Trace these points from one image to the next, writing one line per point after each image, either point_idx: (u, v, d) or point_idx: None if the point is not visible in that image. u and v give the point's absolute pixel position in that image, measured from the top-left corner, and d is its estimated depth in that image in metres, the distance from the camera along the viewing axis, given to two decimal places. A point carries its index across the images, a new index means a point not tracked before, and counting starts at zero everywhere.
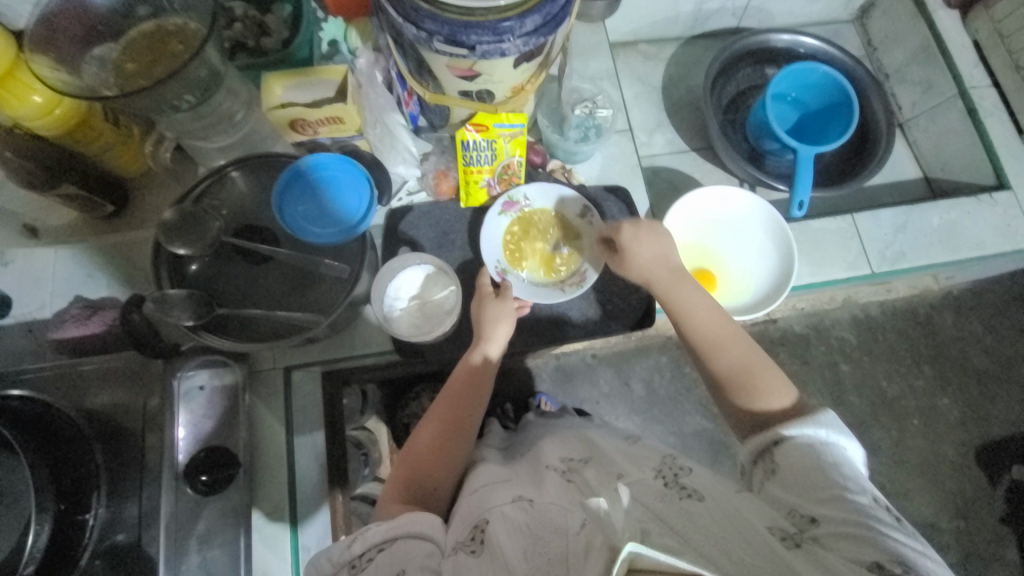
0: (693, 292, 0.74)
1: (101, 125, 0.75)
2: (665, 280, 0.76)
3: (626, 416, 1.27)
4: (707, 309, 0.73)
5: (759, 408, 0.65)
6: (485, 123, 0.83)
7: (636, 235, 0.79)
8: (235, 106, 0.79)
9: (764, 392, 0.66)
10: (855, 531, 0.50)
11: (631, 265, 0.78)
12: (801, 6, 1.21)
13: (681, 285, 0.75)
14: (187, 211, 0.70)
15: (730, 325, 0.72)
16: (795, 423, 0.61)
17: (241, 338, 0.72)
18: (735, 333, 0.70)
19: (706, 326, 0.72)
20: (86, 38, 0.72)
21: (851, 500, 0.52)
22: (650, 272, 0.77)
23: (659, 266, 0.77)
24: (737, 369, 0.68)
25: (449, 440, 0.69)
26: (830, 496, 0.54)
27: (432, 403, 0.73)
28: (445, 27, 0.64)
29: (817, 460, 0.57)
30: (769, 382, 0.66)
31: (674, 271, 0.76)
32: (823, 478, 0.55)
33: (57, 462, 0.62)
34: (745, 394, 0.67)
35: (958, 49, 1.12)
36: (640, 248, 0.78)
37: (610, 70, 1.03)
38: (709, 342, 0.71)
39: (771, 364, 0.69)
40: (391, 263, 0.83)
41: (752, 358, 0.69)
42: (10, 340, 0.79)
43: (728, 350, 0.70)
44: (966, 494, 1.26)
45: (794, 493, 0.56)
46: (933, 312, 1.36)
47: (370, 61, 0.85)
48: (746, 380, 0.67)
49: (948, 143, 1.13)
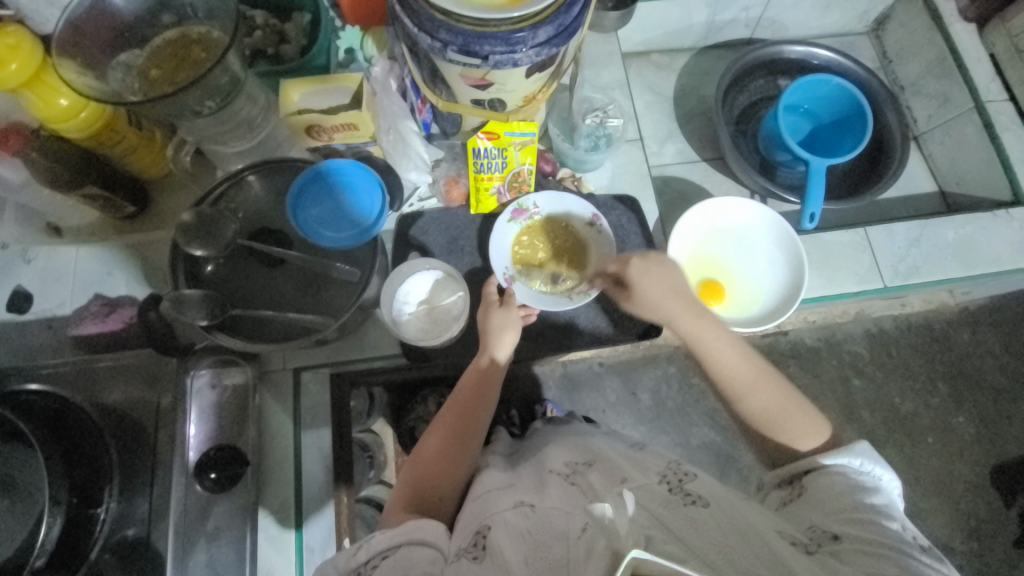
0: (714, 332, 0.70)
1: (124, 128, 0.78)
2: (685, 318, 0.71)
3: (632, 425, 1.26)
4: (732, 349, 0.69)
5: (793, 447, 0.63)
6: (496, 131, 0.83)
7: (646, 269, 0.73)
8: (254, 112, 0.81)
9: (797, 431, 0.63)
10: (878, 550, 0.49)
11: (643, 302, 0.74)
12: (814, 18, 1.21)
13: (701, 325, 0.70)
14: (204, 213, 0.72)
15: (757, 364, 0.68)
16: (830, 452, 0.61)
17: (253, 338, 0.73)
18: (760, 374, 0.67)
19: (732, 368, 0.68)
20: (112, 44, 0.75)
21: (880, 523, 0.52)
22: (664, 308, 0.72)
23: (677, 303, 0.72)
24: (766, 411, 0.65)
25: (455, 449, 0.70)
26: (858, 519, 0.53)
27: (437, 414, 0.73)
28: (459, 38, 0.65)
29: (848, 487, 0.57)
30: (800, 422, 0.64)
31: (693, 307, 0.71)
32: (853, 502, 0.55)
33: (71, 456, 0.64)
34: (777, 433, 0.64)
35: (975, 63, 1.11)
36: (650, 283, 0.73)
37: (621, 80, 1.04)
38: (735, 385, 0.67)
39: (802, 402, 0.66)
40: (400, 267, 0.85)
41: (783, 399, 0.66)
42: (30, 335, 0.81)
43: (757, 391, 0.67)
44: (981, 516, 1.23)
45: (817, 511, 0.56)
46: (949, 328, 1.33)
47: (385, 69, 0.86)
48: (776, 422, 0.65)
49: (963, 158, 1.12)
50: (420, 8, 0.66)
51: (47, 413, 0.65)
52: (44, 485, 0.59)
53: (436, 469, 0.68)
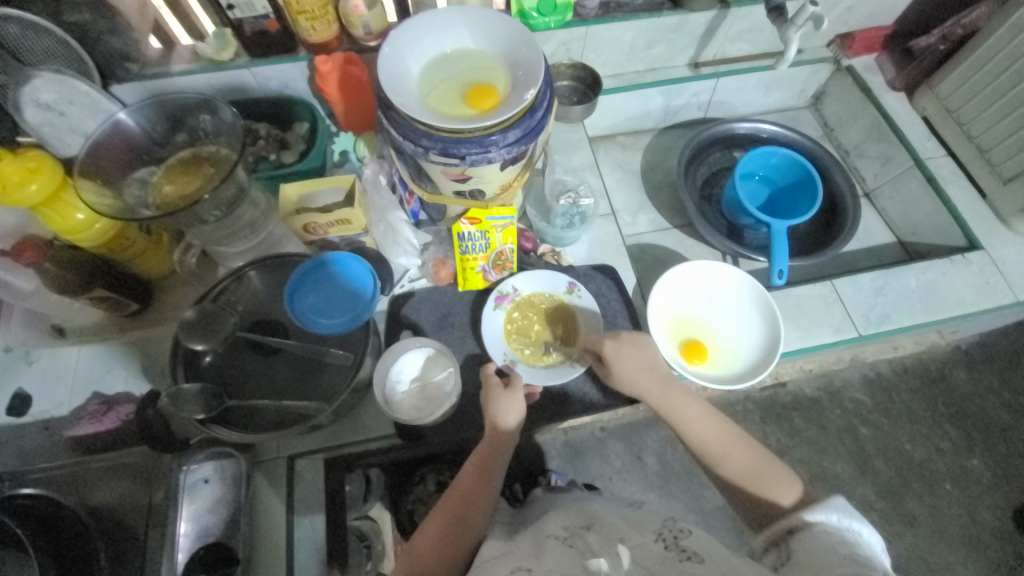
0: (685, 402, 0.75)
1: (134, 235, 0.85)
2: (655, 390, 0.77)
3: (641, 491, 1.23)
4: (701, 416, 0.74)
5: (771, 501, 0.65)
6: (478, 217, 0.90)
7: (617, 349, 0.80)
8: (257, 215, 0.89)
9: (772, 488, 0.66)
10: None
11: (617, 379, 0.80)
12: (757, 98, 1.36)
13: (672, 395, 0.76)
14: (207, 309, 0.76)
15: (727, 427, 0.74)
16: (809, 508, 0.60)
17: (248, 429, 0.74)
18: (729, 438, 0.72)
19: (705, 434, 0.73)
20: (129, 164, 0.84)
21: (861, 574, 0.50)
22: (636, 382, 0.78)
23: (647, 378, 0.77)
24: (741, 474, 0.69)
25: (456, 533, 0.68)
26: (839, 573, 0.51)
27: (436, 502, 0.72)
28: (438, 143, 0.74)
29: (830, 542, 0.55)
30: (774, 481, 0.67)
31: (661, 379, 0.77)
32: (833, 557, 0.53)
33: (63, 561, 0.66)
34: (756, 494, 0.67)
35: (908, 127, 1.24)
36: (621, 362, 0.79)
37: (591, 162, 1.15)
38: (710, 452, 0.72)
39: (772, 460, 0.70)
40: (393, 347, 0.88)
41: (754, 461, 0.70)
42: (27, 439, 0.82)
43: (730, 456, 0.71)
44: (1016, 565, 1.18)
45: (804, 572, 0.54)
46: (945, 368, 1.35)
47: (375, 168, 0.96)
48: (753, 483, 0.68)
49: (914, 209, 1.21)
50: (403, 120, 0.76)
51: (41, 519, 0.67)
52: None
53: (438, 551, 0.67)
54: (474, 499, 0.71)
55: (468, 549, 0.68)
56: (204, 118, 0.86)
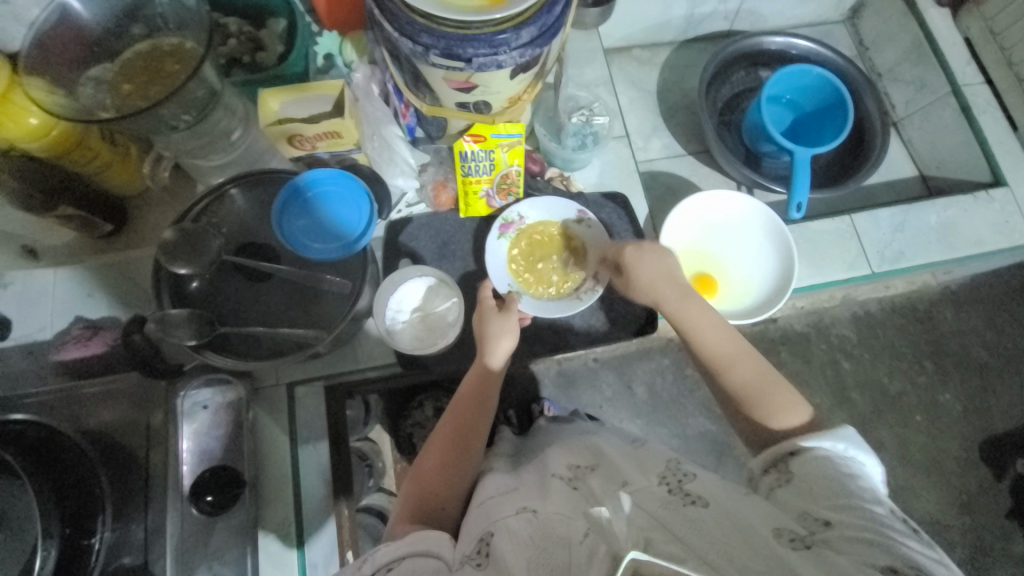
0: (701, 309, 0.73)
1: (96, 143, 0.75)
2: (671, 297, 0.74)
3: (630, 419, 1.27)
4: (715, 327, 0.72)
5: (773, 424, 0.65)
6: (484, 133, 0.81)
7: (639, 253, 0.78)
8: (232, 123, 0.78)
9: (775, 407, 0.66)
10: (868, 537, 0.50)
11: (633, 282, 0.78)
12: (792, 8, 1.21)
13: (688, 303, 0.74)
14: (188, 230, 0.70)
15: (738, 343, 0.71)
16: (813, 436, 0.61)
17: (243, 356, 0.71)
18: (743, 350, 0.70)
19: (718, 345, 0.71)
20: (80, 60, 0.72)
21: (865, 508, 0.52)
22: (653, 289, 0.76)
23: (667, 284, 0.75)
24: (749, 385, 0.68)
25: (455, 459, 0.69)
26: (844, 504, 0.53)
27: (438, 422, 0.72)
28: (441, 41, 0.64)
29: (834, 471, 0.57)
30: (779, 399, 0.66)
31: (678, 288, 0.75)
32: (838, 487, 0.55)
33: (62, 485, 0.62)
34: (757, 409, 0.67)
35: (950, 47, 1.13)
36: (641, 266, 0.77)
37: (605, 77, 1.04)
38: (720, 360, 0.70)
39: (780, 379, 0.69)
40: (392, 277, 0.84)
41: (762, 377, 0.68)
42: (9, 362, 0.79)
43: (738, 367, 0.69)
44: (971, 489, 1.26)
45: (805, 499, 0.56)
46: (932, 307, 1.36)
47: (366, 75, 0.86)
48: (756, 397, 0.67)
49: (942, 141, 1.14)
50: (400, 12, 0.65)
51: (34, 444, 0.63)
52: (36, 514, 0.58)
53: (437, 475, 0.67)
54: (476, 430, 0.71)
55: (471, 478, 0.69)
56: (162, 2, 0.73)
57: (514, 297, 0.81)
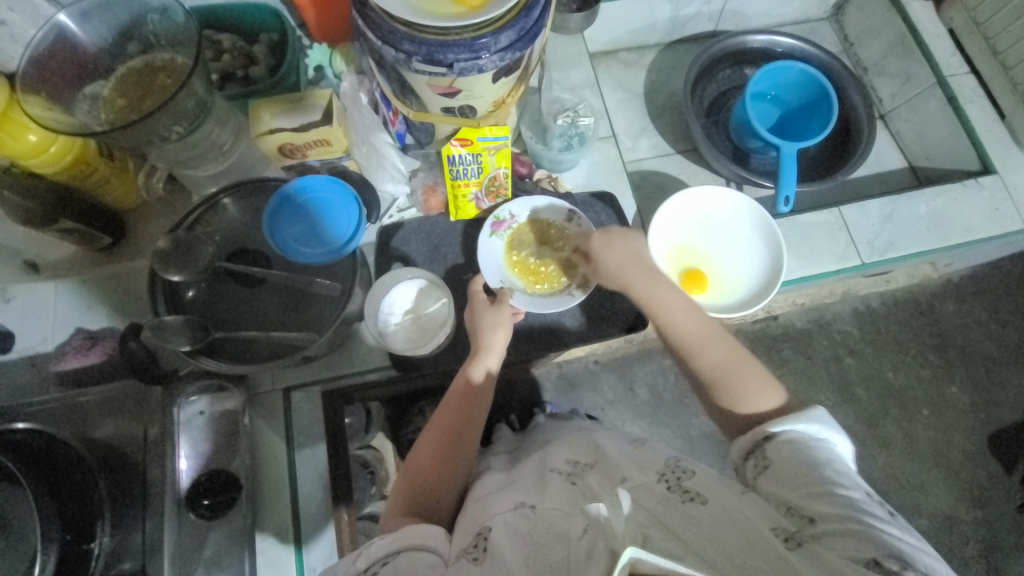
0: (671, 293, 0.75)
1: (96, 160, 0.78)
2: (641, 283, 0.76)
3: (632, 421, 1.27)
4: (684, 309, 0.73)
5: (739, 407, 0.65)
6: (470, 137, 0.83)
7: (606, 242, 0.80)
8: (223, 136, 0.82)
9: (747, 388, 0.66)
10: (849, 528, 0.49)
11: (606, 272, 0.80)
12: (775, 6, 1.23)
13: (657, 287, 0.75)
14: (180, 238, 0.72)
15: (710, 327, 0.71)
16: (783, 420, 0.61)
17: (239, 360, 0.73)
18: (711, 331, 0.71)
19: (684, 326, 0.72)
20: (77, 78, 0.74)
21: (841, 494, 0.52)
22: (622, 274, 0.77)
23: (633, 268, 0.77)
24: (719, 368, 0.68)
25: (450, 454, 0.69)
26: (821, 492, 0.53)
27: (432, 414, 0.73)
28: (422, 48, 0.66)
29: (807, 456, 0.57)
30: (752, 382, 0.66)
31: (648, 272, 0.76)
32: (812, 475, 0.55)
33: (60, 494, 0.62)
34: (725, 393, 0.67)
35: (934, 40, 1.14)
36: (608, 252, 0.80)
37: (591, 79, 1.05)
38: (689, 343, 0.71)
39: (754, 363, 0.68)
40: (383, 279, 0.85)
41: (731, 358, 0.69)
42: (13, 375, 0.80)
43: (709, 348, 0.69)
44: (982, 482, 1.25)
45: (786, 487, 0.56)
46: (934, 300, 1.36)
47: (353, 84, 0.88)
48: (727, 379, 0.67)
49: (930, 132, 1.15)
50: (383, 21, 0.67)
51: (32, 452, 0.63)
52: (36, 520, 0.58)
53: (428, 467, 0.68)
54: (471, 419, 0.72)
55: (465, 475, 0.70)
56: (153, 19, 0.76)
57: (505, 291, 0.81)
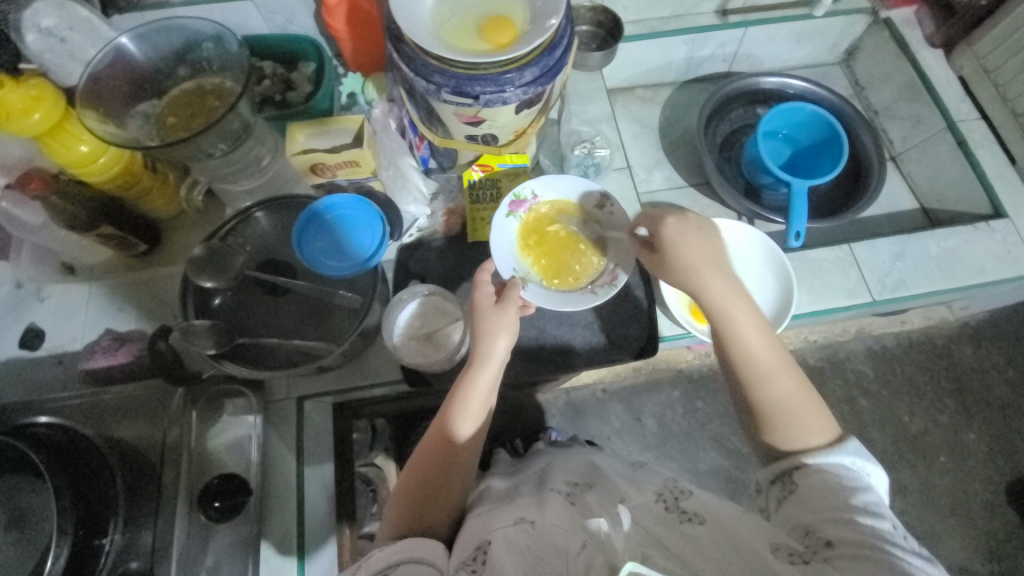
0: (747, 310, 0.69)
1: (140, 171, 0.83)
2: (720, 288, 0.70)
3: (638, 451, 1.26)
4: (759, 331, 0.68)
5: (797, 446, 0.63)
6: (491, 163, 0.92)
7: (682, 232, 0.73)
8: (263, 152, 0.87)
9: (804, 428, 0.63)
10: (867, 554, 0.49)
11: (677, 267, 0.72)
12: (787, 51, 1.28)
13: (735, 301, 0.69)
14: (215, 247, 0.76)
15: (782, 355, 0.67)
16: (818, 451, 0.61)
17: (258, 366, 0.76)
18: (782, 363, 0.67)
19: (757, 349, 0.67)
20: (131, 95, 0.81)
21: (865, 523, 0.52)
22: (699, 275, 0.71)
23: (713, 272, 0.70)
24: (781, 400, 0.65)
25: (440, 465, 0.69)
26: (843, 518, 0.53)
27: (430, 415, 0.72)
28: (452, 80, 0.71)
29: (836, 486, 0.57)
30: (812, 420, 0.64)
31: (730, 280, 0.70)
32: (838, 500, 0.55)
33: (81, 486, 0.65)
34: (777, 430, 0.64)
35: (944, 86, 1.17)
36: (685, 246, 0.72)
37: (608, 113, 1.10)
38: (758, 370, 0.66)
39: (816, 400, 0.66)
40: (400, 295, 0.87)
41: (796, 392, 0.65)
42: (42, 371, 0.84)
43: (776, 380, 0.66)
44: (1001, 535, 1.20)
45: (808, 512, 0.56)
46: (950, 343, 1.34)
47: (384, 111, 0.94)
48: (788, 415, 0.64)
49: (941, 176, 1.17)
50: (415, 55, 0.72)
51: (58, 445, 0.66)
52: (52, 515, 0.60)
53: (429, 463, 0.69)
54: (478, 429, 0.71)
55: (456, 512, 0.71)
56: (207, 47, 0.82)
57: (514, 286, 0.79)
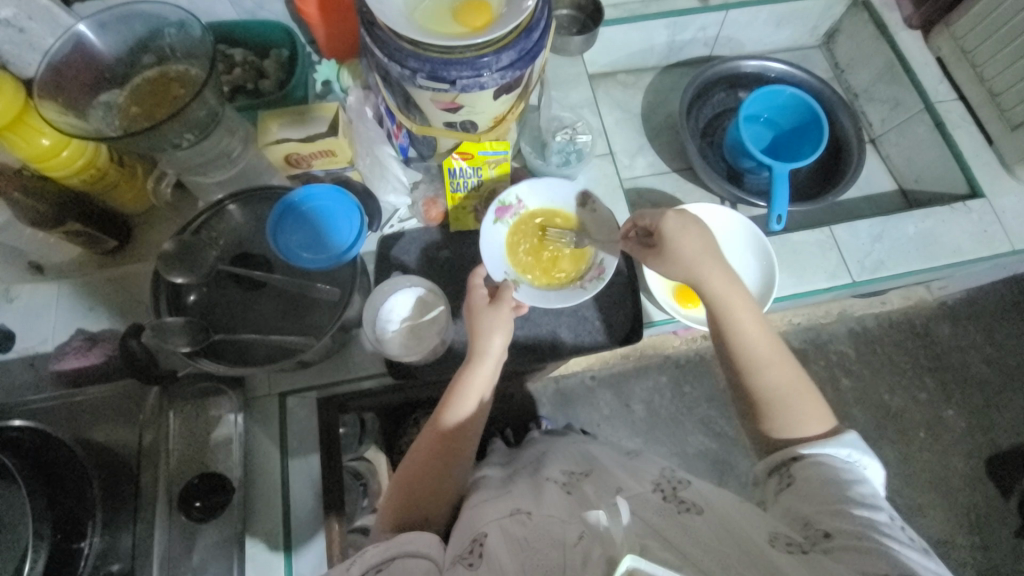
0: (744, 304, 0.71)
1: (106, 165, 0.80)
2: (716, 283, 0.72)
3: (628, 437, 1.27)
4: (755, 323, 0.71)
5: (792, 434, 0.65)
6: (471, 151, 0.89)
7: (682, 226, 0.75)
8: (233, 144, 0.85)
9: (800, 418, 0.65)
10: (864, 545, 0.50)
11: (676, 262, 0.74)
12: (768, 34, 1.27)
13: (733, 295, 0.71)
14: (186, 241, 0.74)
15: (777, 346, 0.69)
16: (817, 442, 0.62)
17: (235, 363, 0.75)
18: (781, 354, 0.69)
19: (755, 340, 0.69)
20: (93, 85, 0.77)
21: (862, 514, 0.53)
22: (697, 268, 0.72)
23: (713, 267, 0.72)
24: (779, 389, 0.66)
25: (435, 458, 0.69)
26: (840, 511, 0.54)
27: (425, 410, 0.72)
28: (427, 65, 0.69)
29: (834, 478, 0.57)
30: (807, 410, 0.65)
31: (727, 275, 0.72)
32: (836, 492, 0.56)
33: (55, 490, 0.63)
34: (770, 418, 0.66)
35: (923, 68, 1.17)
36: (683, 241, 0.74)
37: (589, 98, 1.09)
38: (756, 359, 0.68)
39: (811, 391, 0.68)
40: (383, 286, 0.86)
41: (793, 382, 0.67)
42: (13, 374, 0.82)
43: (774, 370, 0.68)
44: (979, 507, 1.24)
45: (807, 503, 0.56)
46: (929, 323, 1.37)
47: (360, 98, 0.90)
48: (786, 403, 0.66)
49: (918, 157, 1.18)
50: (389, 39, 0.70)
51: (35, 452, 0.64)
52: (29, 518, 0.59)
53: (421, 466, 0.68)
54: (471, 425, 0.71)
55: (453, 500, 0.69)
56: (170, 33, 0.79)
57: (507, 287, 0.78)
